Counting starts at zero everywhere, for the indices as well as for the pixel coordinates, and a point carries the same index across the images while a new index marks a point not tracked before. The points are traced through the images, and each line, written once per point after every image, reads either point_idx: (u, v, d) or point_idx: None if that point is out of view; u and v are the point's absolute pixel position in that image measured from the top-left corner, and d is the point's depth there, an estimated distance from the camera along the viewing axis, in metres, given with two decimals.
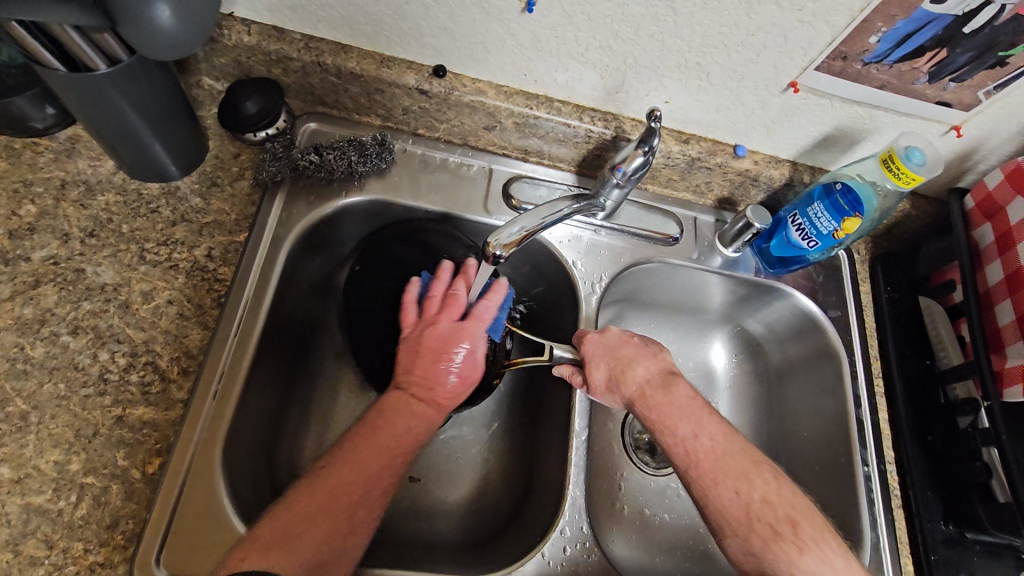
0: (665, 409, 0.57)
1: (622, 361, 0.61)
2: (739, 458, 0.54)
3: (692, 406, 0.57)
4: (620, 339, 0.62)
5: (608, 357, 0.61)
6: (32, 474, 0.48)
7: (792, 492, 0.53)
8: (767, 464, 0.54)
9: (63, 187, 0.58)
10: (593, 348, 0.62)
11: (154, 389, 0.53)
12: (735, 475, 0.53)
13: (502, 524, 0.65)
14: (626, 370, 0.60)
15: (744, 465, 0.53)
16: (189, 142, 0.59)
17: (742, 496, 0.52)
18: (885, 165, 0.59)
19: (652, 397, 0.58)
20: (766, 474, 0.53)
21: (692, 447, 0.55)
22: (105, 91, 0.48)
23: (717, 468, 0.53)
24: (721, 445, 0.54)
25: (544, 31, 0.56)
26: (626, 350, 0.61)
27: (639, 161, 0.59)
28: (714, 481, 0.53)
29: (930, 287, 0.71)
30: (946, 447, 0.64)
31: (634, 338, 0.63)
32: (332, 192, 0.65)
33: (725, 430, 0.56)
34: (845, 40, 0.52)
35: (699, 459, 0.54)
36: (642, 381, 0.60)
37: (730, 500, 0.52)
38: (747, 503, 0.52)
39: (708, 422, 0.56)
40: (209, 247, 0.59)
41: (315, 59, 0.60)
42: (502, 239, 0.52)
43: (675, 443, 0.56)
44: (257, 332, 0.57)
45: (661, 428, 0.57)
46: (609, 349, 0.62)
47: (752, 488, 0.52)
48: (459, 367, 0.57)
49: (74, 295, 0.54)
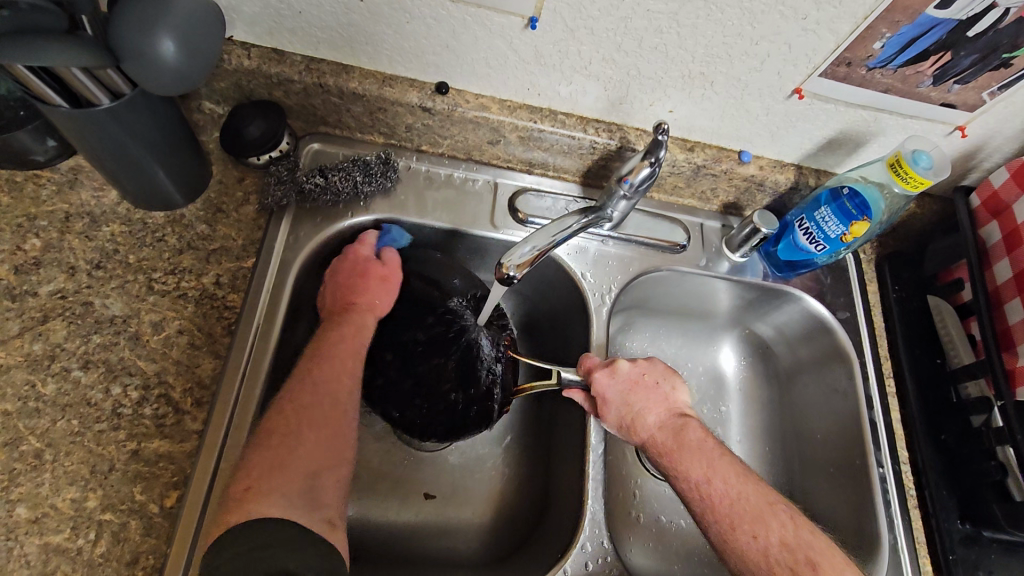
0: (678, 455, 0.57)
1: (633, 406, 0.60)
2: (754, 501, 0.54)
3: (704, 450, 0.57)
4: (630, 381, 0.61)
5: (619, 403, 0.60)
6: (50, 513, 0.47)
7: (812, 533, 0.53)
8: (783, 504, 0.55)
9: (68, 220, 0.57)
10: (604, 388, 0.60)
11: (167, 421, 0.52)
12: (751, 518, 0.53)
13: (519, 541, 0.65)
14: (637, 416, 0.60)
15: (760, 508, 0.54)
16: (193, 168, 0.58)
17: (759, 541, 0.52)
18: (892, 169, 0.59)
19: (663, 442, 0.59)
20: (783, 515, 0.54)
21: (706, 493, 0.55)
22: (108, 125, 0.48)
23: (733, 513, 0.54)
24: (735, 489, 0.55)
25: (547, 46, 0.55)
26: (636, 393, 0.61)
27: (646, 172, 0.58)
28: (732, 526, 0.54)
29: (938, 285, 0.71)
30: (959, 445, 0.64)
31: (644, 378, 0.62)
32: (338, 213, 0.64)
33: (738, 472, 0.56)
34: (849, 46, 0.52)
35: (715, 504, 0.54)
36: (653, 427, 0.60)
37: (748, 544, 0.52)
38: (765, 548, 0.52)
39: (722, 465, 0.56)
40: (217, 274, 0.58)
41: (317, 81, 0.60)
42: (514, 259, 0.52)
43: (689, 488, 0.56)
44: (269, 359, 0.57)
45: (674, 474, 0.57)
46: (619, 392, 0.60)
47: (769, 532, 0.53)
48: (371, 275, 0.61)
49: (83, 329, 0.54)
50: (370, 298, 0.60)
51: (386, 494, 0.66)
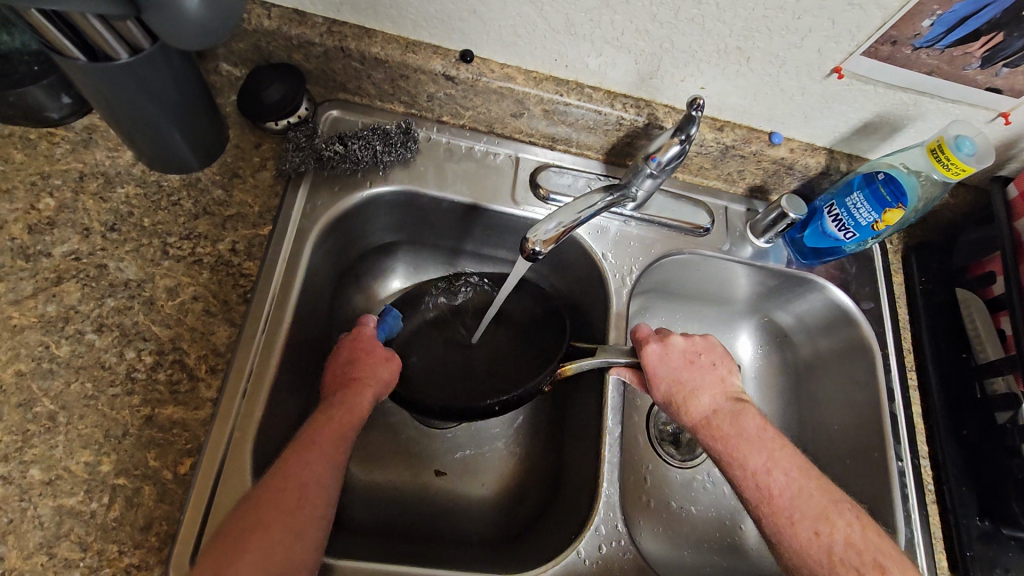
0: (736, 442, 0.56)
1: (685, 387, 0.60)
2: (815, 497, 0.54)
3: (762, 439, 0.56)
4: (683, 360, 0.61)
5: (669, 380, 0.60)
6: (63, 475, 0.47)
7: (878, 535, 0.52)
8: (848, 505, 0.54)
9: (82, 180, 0.56)
10: (655, 364, 0.60)
11: (182, 387, 0.51)
12: (813, 514, 0.53)
13: (530, 521, 0.64)
14: (689, 397, 0.60)
15: (822, 504, 0.53)
16: (209, 131, 0.57)
17: (822, 538, 0.52)
18: (933, 155, 0.56)
19: (719, 427, 0.58)
20: (848, 514, 0.53)
21: (765, 485, 0.54)
22: (124, 82, 0.46)
23: (793, 507, 0.53)
24: (797, 482, 0.54)
25: (578, 14, 0.53)
26: (689, 374, 0.61)
27: (675, 150, 0.56)
28: (791, 520, 0.53)
29: (966, 279, 0.68)
30: (981, 442, 0.63)
31: (700, 359, 0.62)
32: (357, 182, 0.63)
33: (798, 464, 0.55)
34: (896, 23, 0.50)
35: (774, 496, 0.54)
36: (708, 412, 0.59)
37: (808, 539, 0.52)
38: (827, 545, 0.51)
39: (782, 456, 0.55)
40: (233, 240, 0.57)
41: (338, 45, 0.58)
42: (540, 235, 0.50)
43: (745, 478, 0.55)
44: (285, 329, 0.56)
45: (729, 462, 0.56)
46: (672, 370, 0.60)
47: (834, 530, 0.52)
48: (373, 352, 0.58)
49: (98, 292, 0.53)
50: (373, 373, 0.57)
51: (398, 470, 0.66)
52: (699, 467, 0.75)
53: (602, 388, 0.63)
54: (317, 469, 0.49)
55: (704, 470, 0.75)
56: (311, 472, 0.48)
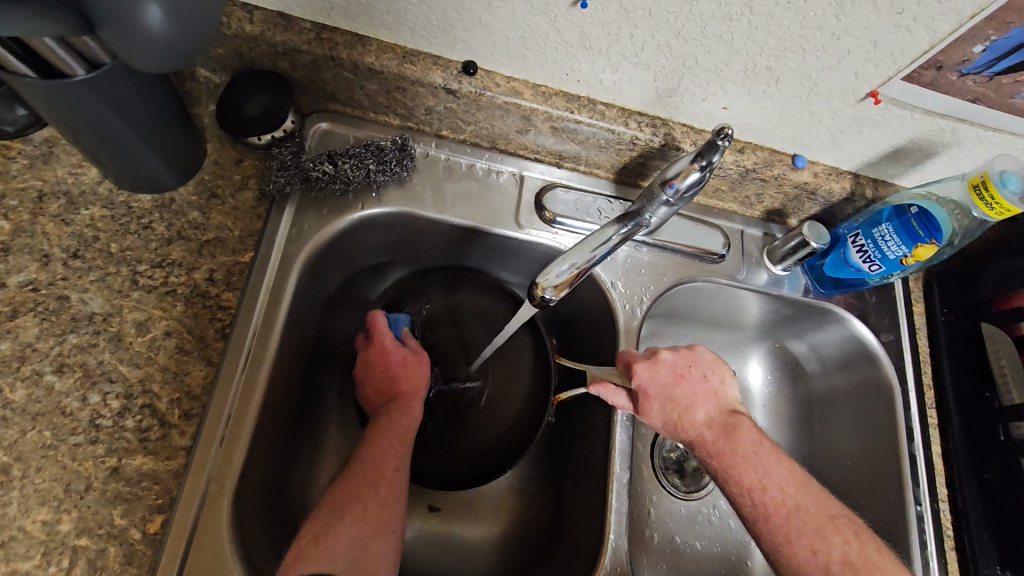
0: (731, 459, 0.53)
1: (678, 403, 0.56)
2: (813, 513, 0.51)
3: (757, 454, 0.53)
4: (674, 376, 0.57)
5: (661, 398, 0.56)
6: (17, 537, 0.43)
7: (878, 554, 0.49)
8: (844, 519, 0.51)
9: (41, 200, 0.51)
10: (645, 382, 0.56)
11: (152, 435, 0.47)
12: (810, 532, 0.50)
13: (530, 564, 0.60)
14: (682, 414, 0.56)
15: (819, 521, 0.50)
16: (185, 147, 0.52)
17: (819, 557, 0.48)
18: (974, 191, 0.53)
19: (713, 443, 0.54)
20: (846, 532, 0.50)
21: (760, 501, 0.51)
22: (85, 99, 0.41)
23: (790, 525, 0.50)
24: (793, 499, 0.51)
25: (595, 27, 0.48)
26: (681, 388, 0.56)
27: (695, 177, 0.51)
28: (788, 539, 0.50)
29: (991, 313, 0.65)
30: (1004, 486, 0.60)
31: (691, 370, 0.57)
32: (348, 203, 0.58)
33: (795, 480, 0.52)
34: (945, 48, 0.45)
35: (770, 514, 0.51)
36: (702, 428, 0.55)
37: (806, 559, 0.48)
38: (825, 565, 0.48)
39: (778, 472, 0.52)
40: (210, 268, 0.52)
41: (328, 53, 0.52)
42: (551, 279, 0.47)
43: (741, 496, 0.52)
44: (267, 368, 0.51)
45: (724, 479, 0.53)
46: (662, 388, 0.56)
47: (831, 548, 0.49)
48: (402, 364, 0.58)
49: (58, 328, 0.48)
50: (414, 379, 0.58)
51: None
52: (705, 500, 0.72)
53: (609, 427, 0.59)
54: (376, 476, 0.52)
55: (710, 503, 0.72)
56: (382, 480, 0.52)
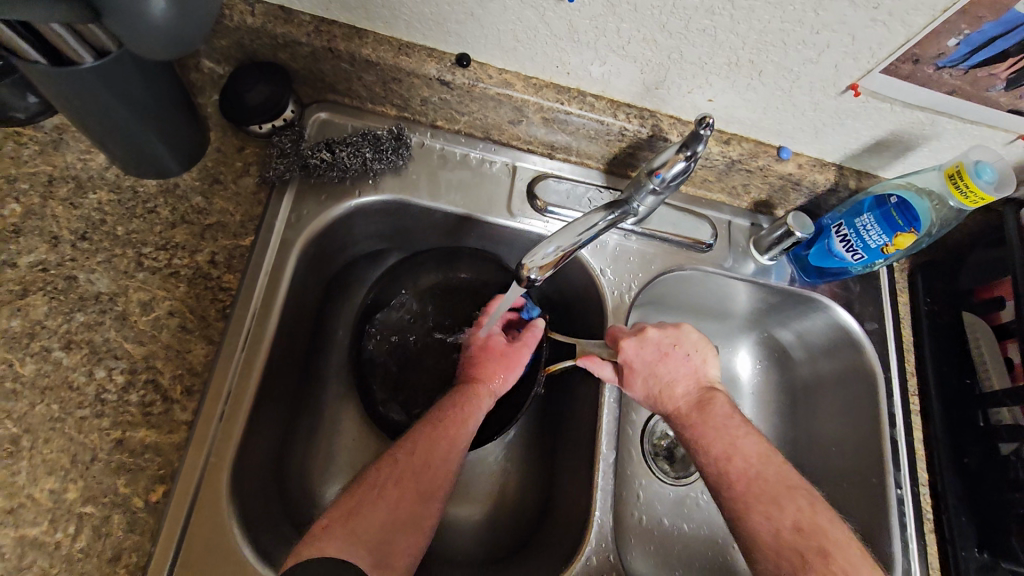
0: (703, 431, 0.56)
1: (660, 378, 0.59)
2: (772, 483, 0.52)
3: (727, 426, 0.56)
4: (659, 353, 0.59)
5: (645, 373, 0.59)
6: (26, 504, 0.44)
7: (829, 521, 0.50)
8: (801, 490, 0.52)
9: (51, 184, 0.53)
10: (632, 357, 0.58)
11: (155, 409, 0.49)
12: (766, 499, 0.51)
13: (520, 542, 0.62)
14: (663, 389, 0.59)
15: (777, 489, 0.52)
16: (189, 135, 0.54)
17: (772, 522, 0.50)
18: (950, 180, 0.55)
19: (689, 416, 0.57)
20: (801, 501, 0.51)
21: (725, 469, 0.53)
22: (92, 87, 0.43)
23: (749, 492, 0.52)
24: (756, 468, 0.53)
25: (583, 20, 0.50)
26: (664, 366, 0.59)
27: (681, 166, 0.53)
28: (746, 505, 0.51)
29: (971, 302, 0.66)
30: (982, 469, 0.62)
31: (675, 349, 0.60)
32: (345, 190, 0.60)
33: (761, 452, 0.54)
34: (920, 41, 0.47)
35: (732, 482, 0.53)
36: (681, 402, 0.58)
37: (760, 524, 0.50)
38: (777, 529, 0.49)
39: (745, 444, 0.54)
40: (212, 251, 0.54)
41: (326, 45, 0.54)
42: (537, 260, 0.49)
43: (708, 463, 0.54)
44: (267, 347, 0.53)
45: (695, 449, 0.56)
46: (647, 363, 0.59)
47: (784, 515, 0.50)
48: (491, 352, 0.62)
49: (66, 306, 0.50)
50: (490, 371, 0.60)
51: None
52: (693, 484, 0.73)
53: (597, 410, 0.61)
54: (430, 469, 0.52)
55: (698, 488, 0.73)
56: (434, 473, 0.52)
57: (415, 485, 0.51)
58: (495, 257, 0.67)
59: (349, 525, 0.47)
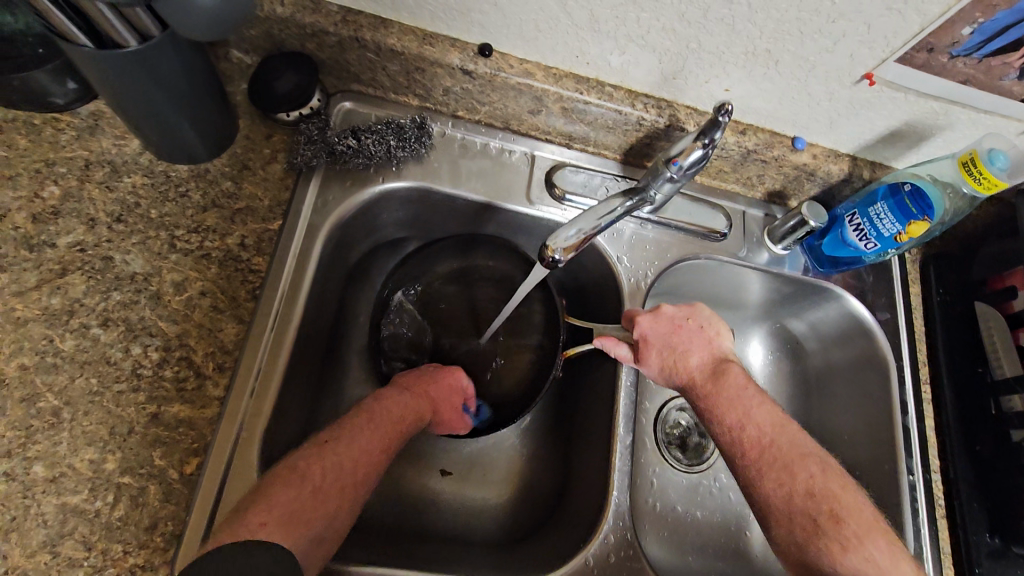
0: (716, 400, 0.57)
1: (675, 350, 0.60)
2: (786, 450, 0.54)
3: (741, 396, 0.57)
4: (672, 327, 0.61)
5: (660, 346, 0.60)
6: (67, 473, 0.46)
7: (840, 487, 0.52)
8: (813, 458, 0.53)
9: (87, 168, 0.55)
10: (646, 332, 0.60)
11: (188, 385, 0.50)
12: (778, 466, 0.53)
13: (536, 524, 0.63)
14: (678, 359, 0.60)
15: (789, 457, 0.53)
16: (220, 122, 0.55)
17: (785, 488, 0.52)
18: (963, 168, 0.56)
19: (703, 386, 0.58)
20: (813, 467, 0.53)
21: (739, 438, 0.55)
22: (132, 71, 0.44)
23: (762, 460, 0.53)
24: (768, 436, 0.54)
25: (604, 10, 0.51)
26: (678, 338, 0.60)
27: (698, 154, 0.53)
28: (759, 473, 0.53)
29: (985, 291, 0.67)
30: (994, 457, 0.62)
31: (687, 323, 0.62)
32: (369, 176, 0.61)
33: (773, 421, 0.55)
34: (935, 31, 0.48)
35: (746, 450, 0.54)
36: (695, 374, 0.59)
37: (773, 491, 0.52)
38: (789, 495, 0.52)
39: (758, 413, 0.56)
40: (241, 234, 0.56)
41: (353, 35, 0.56)
42: (560, 242, 0.50)
43: (721, 433, 0.56)
44: (294, 327, 0.55)
45: (708, 419, 0.57)
46: (661, 336, 0.60)
47: (796, 480, 0.52)
48: (444, 391, 0.61)
49: (103, 285, 0.51)
50: (436, 398, 0.60)
51: (406, 470, 0.66)
52: (706, 471, 0.74)
53: (613, 395, 0.62)
54: (364, 474, 0.50)
55: (711, 475, 0.74)
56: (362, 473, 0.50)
57: (354, 488, 0.49)
58: (514, 243, 0.68)
59: (292, 525, 0.44)
